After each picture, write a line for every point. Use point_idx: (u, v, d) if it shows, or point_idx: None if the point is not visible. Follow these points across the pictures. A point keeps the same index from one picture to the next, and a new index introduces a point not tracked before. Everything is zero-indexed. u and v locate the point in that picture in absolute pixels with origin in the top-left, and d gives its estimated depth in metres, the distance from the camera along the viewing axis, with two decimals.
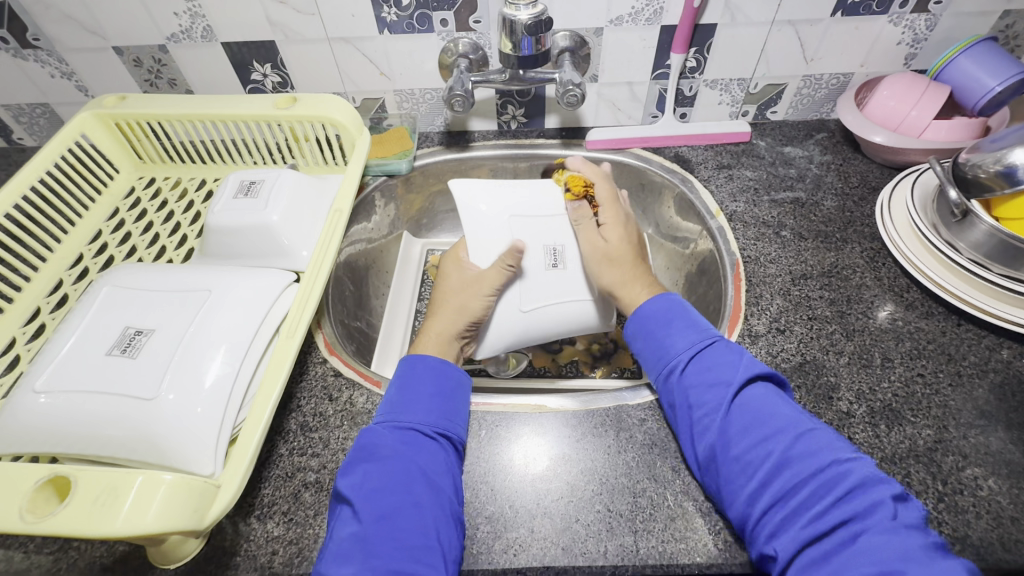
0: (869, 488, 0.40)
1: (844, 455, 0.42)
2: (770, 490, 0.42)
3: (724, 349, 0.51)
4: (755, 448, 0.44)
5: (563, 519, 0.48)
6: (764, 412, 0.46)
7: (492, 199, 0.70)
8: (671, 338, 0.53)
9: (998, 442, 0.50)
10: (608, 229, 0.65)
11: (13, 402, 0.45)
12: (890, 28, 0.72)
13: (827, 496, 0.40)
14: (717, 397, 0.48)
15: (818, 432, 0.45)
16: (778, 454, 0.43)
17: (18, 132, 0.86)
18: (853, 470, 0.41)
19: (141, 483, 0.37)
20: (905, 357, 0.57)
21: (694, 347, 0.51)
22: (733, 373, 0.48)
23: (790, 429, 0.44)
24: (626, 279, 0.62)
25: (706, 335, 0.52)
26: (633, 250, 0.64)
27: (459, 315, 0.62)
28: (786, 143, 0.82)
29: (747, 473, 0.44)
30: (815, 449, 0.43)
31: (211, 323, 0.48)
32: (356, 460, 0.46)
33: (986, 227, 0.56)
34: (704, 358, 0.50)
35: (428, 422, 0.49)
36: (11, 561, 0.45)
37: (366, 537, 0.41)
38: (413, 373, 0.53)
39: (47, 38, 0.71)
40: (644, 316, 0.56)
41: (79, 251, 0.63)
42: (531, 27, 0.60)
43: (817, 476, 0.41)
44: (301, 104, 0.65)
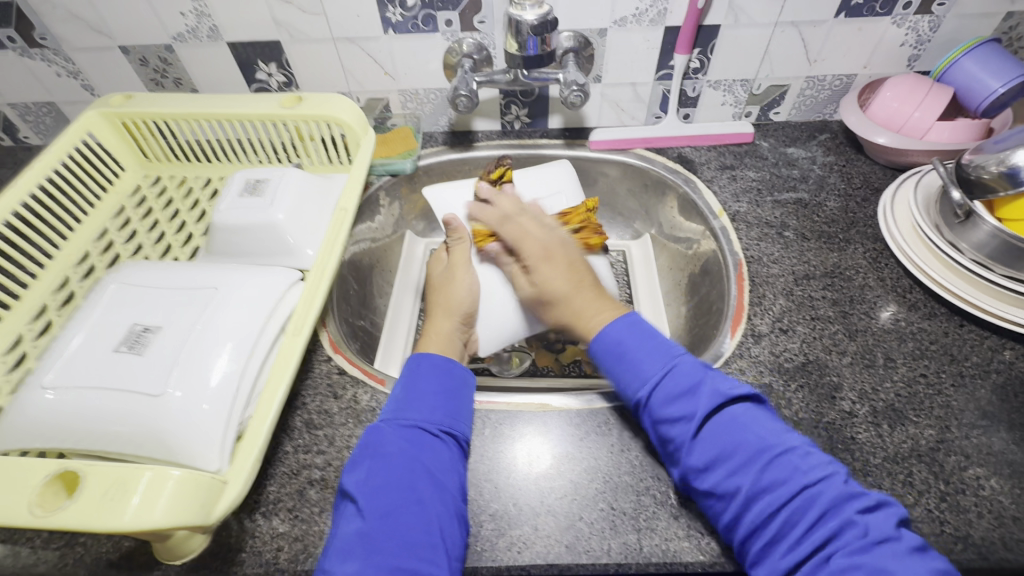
0: (843, 512, 0.39)
1: (814, 477, 0.41)
2: (745, 519, 0.42)
3: (685, 373, 0.49)
4: (725, 481, 0.43)
5: (566, 517, 0.48)
6: (731, 439, 0.45)
7: (468, 200, 0.76)
8: (631, 369, 0.51)
9: (1000, 443, 0.51)
10: (540, 268, 0.63)
11: (21, 398, 0.45)
12: (893, 30, 0.72)
13: (803, 520, 0.40)
14: (682, 432, 0.46)
15: (789, 453, 0.43)
16: (747, 487, 0.42)
17: (24, 131, 0.86)
18: (824, 491, 0.40)
19: (149, 478, 0.37)
20: (908, 357, 0.57)
21: (656, 377, 0.49)
22: (696, 403, 0.46)
23: (759, 456, 0.43)
24: (580, 309, 0.58)
25: (669, 358, 0.50)
26: (579, 279, 0.61)
27: (451, 315, 0.64)
28: (789, 144, 0.83)
29: (721, 504, 0.43)
30: (784, 475, 0.42)
31: (217, 321, 0.48)
32: (360, 457, 0.46)
33: (989, 227, 0.56)
34: (666, 390, 0.48)
35: (433, 420, 0.49)
36: (18, 556, 0.46)
37: (369, 534, 0.41)
38: (418, 372, 0.53)
39: (54, 38, 0.72)
40: (602, 347, 0.53)
41: (85, 249, 0.63)
42: (536, 27, 0.61)
43: (790, 501, 0.41)
44: (307, 104, 0.66)
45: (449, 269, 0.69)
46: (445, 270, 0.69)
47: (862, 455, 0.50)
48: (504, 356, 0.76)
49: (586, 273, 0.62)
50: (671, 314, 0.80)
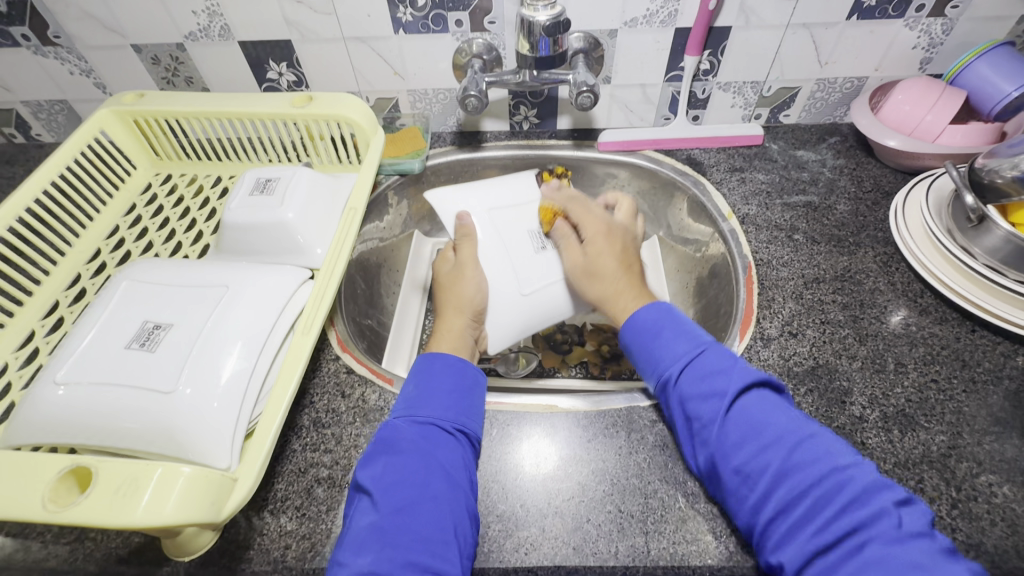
0: (876, 498, 0.39)
1: (843, 462, 0.42)
2: (772, 502, 0.41)
3: (716, 356, 0.50)
4: (754, 459, 0.43)
5: (574, 518, 0.48)
6: (760, 420, 0.45)
7: (469, 200, 0.75)
8: (664, 348, 0.52)
9: (1013, 450, 0.50)
10: (593, 244, 0.65)
11: (33, 393, 0.45)
12: (906, 32, 0.72)
13: (830, 506, 0.40)
14: (712, 410, 0.47)
15: (816, 439, 0.44)
16: (778, 465, 0.42)
17: (36, 128, 0.87)
18: (854, 477, 0.41)
19: (160, 475, 0.37)
20: (919, 362, 0.57)
21: (689, 355, 0.50)
22: (729, 381, 0.47)
23: (787, 439, 0.43)
24: (620, 289, 0.60)
25: (699, 341, 0.52)
26: (627, 264, 0.63)
27: (462, 312, 0.64)
28: (799, 147, 0.82)
29: (747, 487, 0.43)
30: (813, 458, 0.42)
31: (227, 319, 0.49)
32: (376, 452, 0.47)
33: (1002, 232, 0.56)
34: (699, 368, 0.49)
35: (447, 417, 0.49)
36: (29, 550, 0.46)
37: (385, 528, 0.41)
38: (431, 370, 0.53)
39: (67, 36, 0.72)
40: (639, 324, 0.55)
41: (97, 246, 0.64)
42: (548, 28, 0.60)
43: (817, 486, 0.41)
44: (317, 103, 0.66)
45: (456, 269, 0.68)
46: (453, 267, 0.69)
47: (873, 460, 0.50)
48: (511, 356, 0.76)
49: (634, 263, 0.64)
50: (678, 316, 0.80)
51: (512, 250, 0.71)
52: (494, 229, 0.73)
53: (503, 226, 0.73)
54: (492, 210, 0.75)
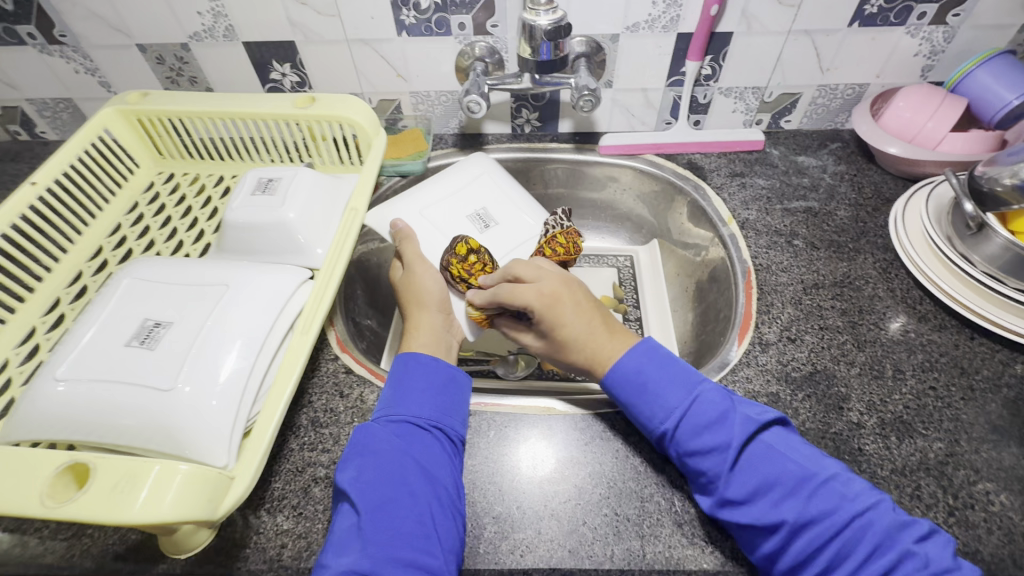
0: (899, 542, 0.39)
1: (863, 505, 0.41)
2: (793, 551, 0.41)
3: (713, 401, 0.48)
4: (771, 511, 0.42)
5: (570, 521, 0.48)
6: (771, 469, 0.44)
7: (396, 204, 0.70)
8: (654, 402, 0.49)
9: (1011, 458, 0.50)
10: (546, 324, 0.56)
11: (33, 389, 0.46)
12: (907, 40, 0.72)
13: (856, 551, 0.40)
14: (717, 463, 0.45)
15: (832, 481, 0.43)
16: (793, 518, 0.42)
17: (41, 126, 0.87)
18: (875, 521, 0.40)
19: (158, 472, 0.37)
20: (917, 369, 0.57)
21: (681, 409, 0.48)
22: (730, 431, 0.46)
23: (802, 488, 0.43)
24: (598, 355, 0.55)
25: (691, 387, 0.49)
26: (591, 321, 0.56)
27: (427, 308, 0.61)
28: (800, 153, 0.82)
29: (763, 535, 0.42)
30: (831, 506, 0.41)
31: (226, 318, 0.49)
32: (352, 454, 0.46)
33: (1002, 241, 0.56)
34: (694, 421, 0.47)
35: (422, 415, 0.49)
36: (26, 546, 0.46)
37: (365, 527, 0.42)
38: (405, 369, 0.52)
39: (73, 35, 0.73)
40: (621, 378, 0.51)
41: (98, 244, 0.64)
42: (549, 32, 0.61)
43: (838, 534, 0.40)
44: (319, 105, 0.66)
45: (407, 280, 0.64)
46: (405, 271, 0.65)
47: (870, 467, 0.50)
48: (510, 358, 0.76)
49: (590, 311, 0.57)
50: (678, 321, 0.80)
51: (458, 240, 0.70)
52: (434, 227, 0.69)
53: (438, 219, 0.70)
54: (425, 208, 0.71)
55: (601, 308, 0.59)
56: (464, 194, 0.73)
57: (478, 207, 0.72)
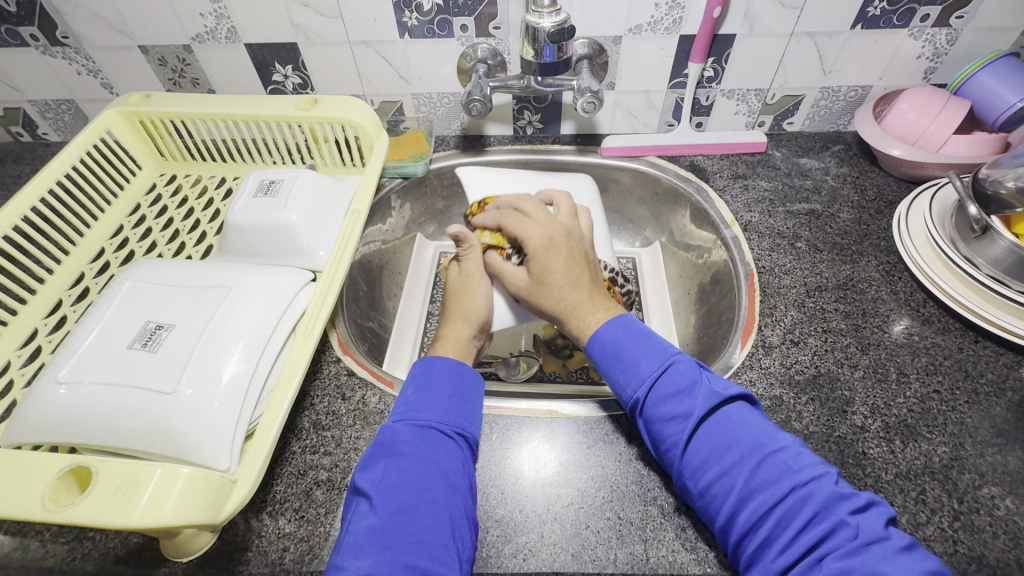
0: (835, 512, 0.39)
1: (804, 477, 0.41)
2: (739, 521, 0.42)
3: (682, 372, 0.49)
4: (720, 480, 0.43)
5: (572, 525, 0.48)
6: (724, 439, 0.45)
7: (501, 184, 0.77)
8: (630, 371, 0.51)
9: (1016, 462, 0.50)
10: (532, 262, 0.59)
11: (36, 391, 0.46)
12: (910, 42, 0.72)
13: (795, 520, 0.40)
14: (677, 431, 0.46)
15: (780, 453, 0.43)
16: (740, 487, 0.42)
17: (43, 127, 0.87)
18: (816, 492, 0.40)
19: (160, 476, 0.37)
20: (921, 372, 0.57)
21: (652, 376, 0.49)
22: (693, 401, 0.47)
23: (749, 458, 0.43)
24: (575, 304, 0.57)
25: (664, 357, 0.50)
26: (579, 276, 0.58)
27: (467, 322, 0.61)
28: (803, 155, 0.82)
29: (715, 505, 0.43)
30: (775, 477, 0.42)
31: (229, 321, 0.49)
32: (376, 456, 0.46)
33: (1006, 243, 0.55)
34: (662, 388, 0.48)
35: (448, 421, 0.49)
36: (27, 549, 0.46)
37: (384, 531, 0.41)
38: (431, 374, 0.52)
39: (75, 36, 0.73)
40: (599, 348, 0.53)
41: (100, 245, 0.64)
42: (553, 34, 0.61)
43: (780, 502, 0.41)
44: (322, 106, 0.66)
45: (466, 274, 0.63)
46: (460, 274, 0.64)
47: (874, 471, 0.50)
48: (512, 360, 0.77)
49: (577, 261, 0.59)
50: (681, 323, 0.80)
51: None
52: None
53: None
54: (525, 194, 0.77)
55: (595, 272, 0.60)
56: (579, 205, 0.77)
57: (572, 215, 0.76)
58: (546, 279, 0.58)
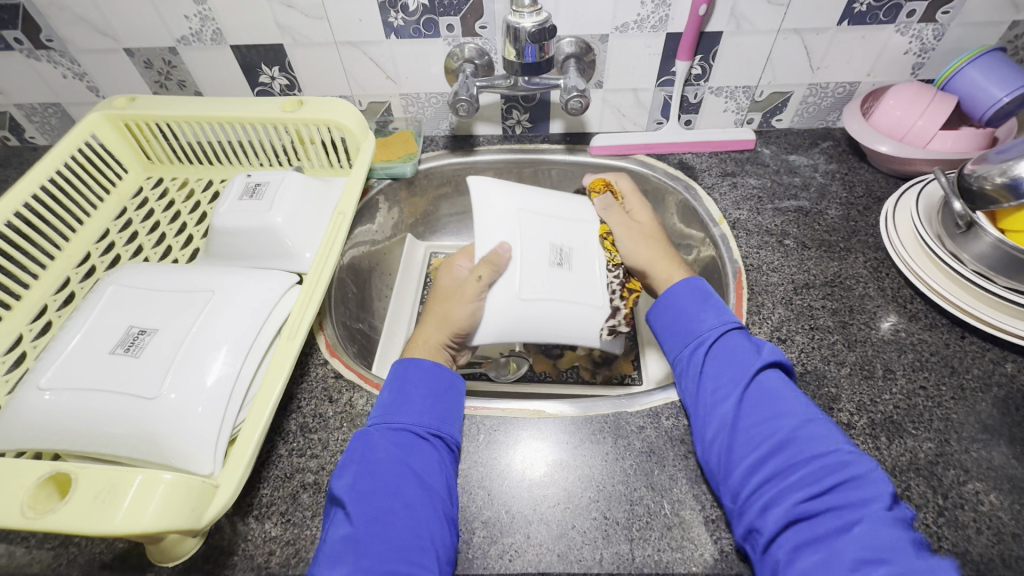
0: (872, 484, 0.41)
1: (847, 447, 0.43)
2: (769, 466, 0.43)
3: (751, 336, 0.52)
4: (765, 424, 0.45)
5: (558, 525, 0.48)
6: (781, 391, 0.47)
7: (501, 193, 0.67)
8: (701, 316, 0.54)
9: (1000, 457, 0.50)
10: (637, 213, 0.70)
11: (18, 398, 0.45)
12: (897, 38, 0.72)
13: (829, 478, 0.41)
14: (739, 372, 0.49)
15: (826, 423, 0.46)
16: (784, 435, 0.44)
17: (30, 131, 0.87)
18: (856, 462, 0.42)
19: (140, 483, 0.37)
20: (907, 368, 0.57)
21: (720, 327, 0.53)
22: (757, 354, 0.50)
23: (801, 415, 0.45)
24: (659, 255, 0.64)
25: (734, 319, 0.54)
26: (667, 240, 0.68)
27: (443, 327, 0.59)
28: (791, 152, 0.82)
29: (749, 447, 0.45)
30: (820, 437, 0.44)
31: (214, 325, 0.48)
32: (349, 462, 0.46)
33: (991, 239, 0.55)
34: (730, 338, 0.52)
35: (421, 423, 0.49)
36: (12, 556, 0.46)
37: (360, 539, 0.41)
38: (406, 376, 0.52)
39: (60, 39, 0.73)
40: (676, 293, 0.57)
41: (86, 250, 0.64)
42: (534, 34, 0.61)
43: (820, 459, 0.42)
44: (307, 108, 0.66)
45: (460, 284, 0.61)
46: (455, 282, 0.61)
47: None
48: (502, 360, 0.76)
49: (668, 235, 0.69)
50: None
51: (527, 254, 0.63)
52: (517, 229, 0.64)
53: (528, 225, 0.65)
54: (524, 209, 0.67)
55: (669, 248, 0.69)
56: (578, 237, 0.67)
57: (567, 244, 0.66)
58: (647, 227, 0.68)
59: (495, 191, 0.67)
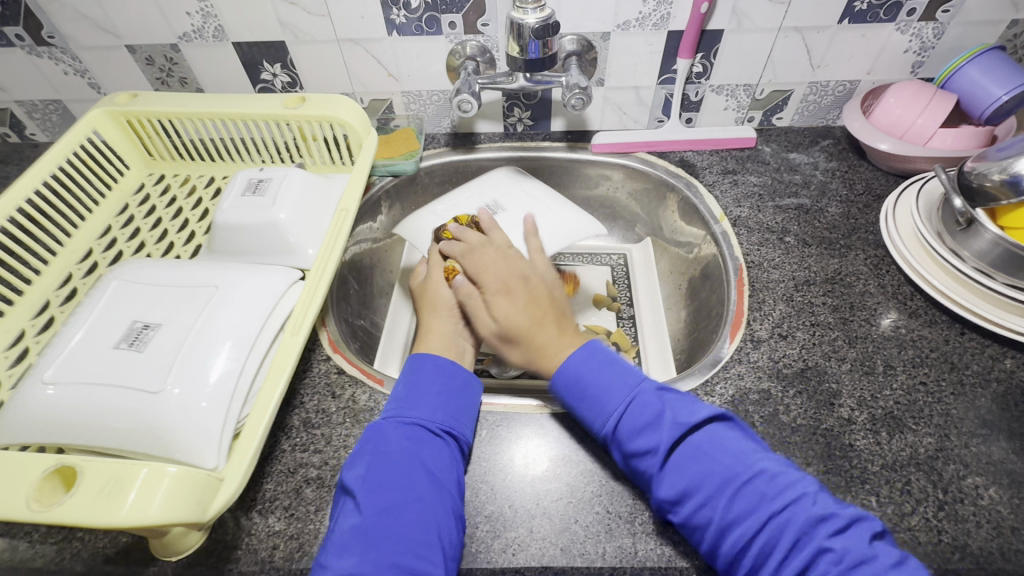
0: (815, 538, 0.39)
1: (780, 504, 0.41)
2: (722, 549, 0.41)
3: (647, 405, 0.48)
4: (698, 514, 0.42)
5: (562, 519, 0.48)
6: (696, 470, 0.44)
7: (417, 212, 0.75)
8: (596, 405, 0.50)
9: (1000, 452, 0.50)
10: (499, 304, 0.59)
11: (22, 392, 0.45)
12: (897, 36, 0.72)
13: (778, 547, 0.40)
14: (650, 465, 0.45)
15: (757, 479, 0.42)
16: (717, 520, 0.42)
17: (31, 128, 0.87)
18: (793, 517, 0.40)
19: (146, 475, 0.37)
20: (908, 364, 0.57)
21: (618, 412, 0.48)
22: (658, 436, 0.46)
23: (726, 485, 0.43)
24: (545, 344, 0.56)
25: (629, 391, 0.49)
26: (540, 314, 0.59)
27: (437, 310, 0.62)
28: (792, 150, 0.83)
29: (697, 534, 0.43)
30: (750, 505, 0.41)
31: (217, 321, 0.49)
32: (362, 453, 0.46)
33: (991, 236, 0.56)
34: (629, 424, 0.47)
35: (435, 419, 0.49)
36: (16, 550, 0.46)
37: (368, 531, 0.41)
38: (420, 371, 0.53)
39: (61, 36, 0.73)
40: (565, 383, 0.52)
41: (88, 246, 0.64)
42: (537, 30, 0.61)
43: (761, 529, 0.40)
44: (310, 104, 0.66)
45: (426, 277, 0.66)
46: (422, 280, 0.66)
47: (860, 462, 0.50)
48: (502, 356, 0.76)
49: (545, 303, 0.60)
50: (671, 319, 0.80)
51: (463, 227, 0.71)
52: (442, 219, 0.72)
53: (452, 211, 0.73)
54: (439, 206, 0.74)
55: (558, 309, 0.61)
56: (492, 189, 0.76)
57: (491, 198, 0.75)
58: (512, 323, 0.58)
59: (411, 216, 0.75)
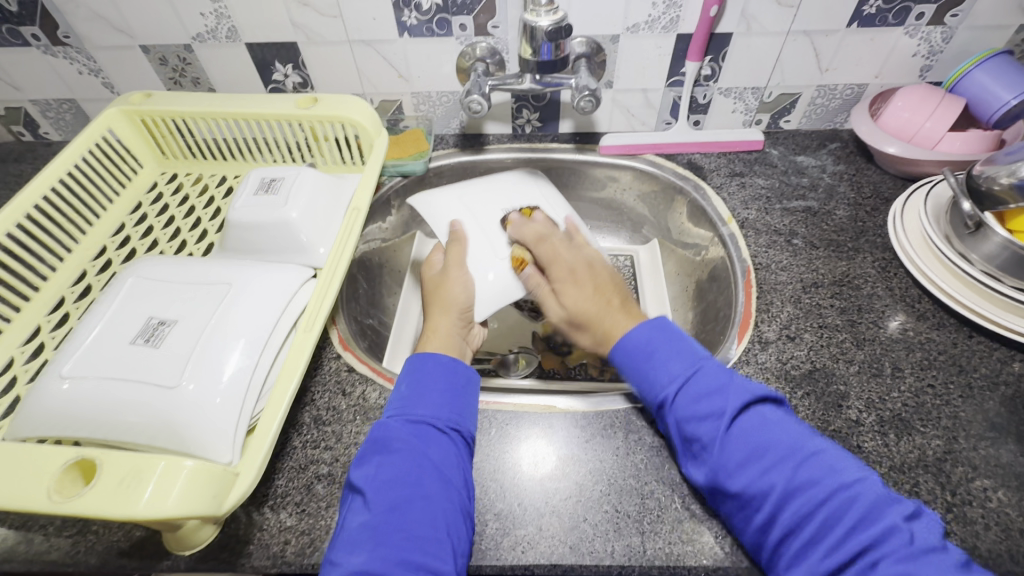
0: (886, 516, 0.38)
1: (849, 479, 0.41)
2: (779, 521, 0.41)
3: (713, 374, 0.48)
4: (760, 480, 0.42)
5: (571, 518, 0.48)
6: (763, 439, 0.44)
7: (440, 197, 0.74)
8: (658, 369, 0.50)
9: (1009, 455, 0.50)
10: (569, 294, 0.62)
11: (40, 386, 0.46)
12: (905, 40, 0.72)
13: (841, 523, 0.39)
14: (713, 429, 0.45)
15: (821, 454, 0.43)
16: (782, 485, 0.41)
17: (44, 127, 0.88)
18: (861, 494, 0.40)
19: (164, 469, 0.38)
20: (916, 366, 0.57)
21: (684, 376, 0.48)
22: (726, 400, 0.46)
23: (793, 455, 0.42)
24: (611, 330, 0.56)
25: (693, 359, 0.49)
26: (606, 299, 0.60)
27: (448, 312, 0.61)
28: (799, 153, 0.83)
29: (754, 504, 0.42)
30: (818, 477, 0.41)
31: (232, 318, 0.49)
32: (369, 452, 0.46)
33: (999, 239, 0.56)
34: (695, 389, 0.47)
35: (440, 416, 0.49)
36: (31, 543, 0.47)
37: (377, 528, 0.41)
38: (423, 369, 0.53)
39: (77, 36, 0.73)
40: (628, 351, 0.52)
41: (102, 243, 0.64)
42: (550, 33, 0.61)
43: (826, 503, 0.40)
44: (322, 105, 0.67)
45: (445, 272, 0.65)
46: (439, 271, 0.66)
47: (868, 464, 0.50)
48: (510, 357, 0.78)
49: (619, 294, 0.60)
50: (679, 320, 0.80)
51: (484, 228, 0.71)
52: (463, 208, 0.72)
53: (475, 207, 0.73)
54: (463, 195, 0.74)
55: (622, 292, 0.61)
56: (519, 194, 0.75)
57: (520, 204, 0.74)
58: (575, 310, 0.60)
59: (433, 199, 0.74)
